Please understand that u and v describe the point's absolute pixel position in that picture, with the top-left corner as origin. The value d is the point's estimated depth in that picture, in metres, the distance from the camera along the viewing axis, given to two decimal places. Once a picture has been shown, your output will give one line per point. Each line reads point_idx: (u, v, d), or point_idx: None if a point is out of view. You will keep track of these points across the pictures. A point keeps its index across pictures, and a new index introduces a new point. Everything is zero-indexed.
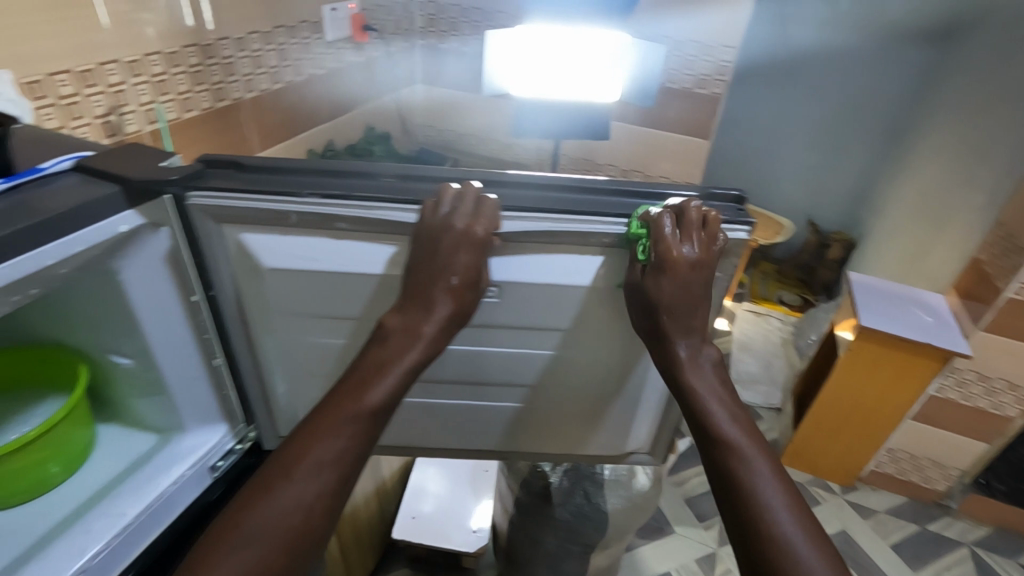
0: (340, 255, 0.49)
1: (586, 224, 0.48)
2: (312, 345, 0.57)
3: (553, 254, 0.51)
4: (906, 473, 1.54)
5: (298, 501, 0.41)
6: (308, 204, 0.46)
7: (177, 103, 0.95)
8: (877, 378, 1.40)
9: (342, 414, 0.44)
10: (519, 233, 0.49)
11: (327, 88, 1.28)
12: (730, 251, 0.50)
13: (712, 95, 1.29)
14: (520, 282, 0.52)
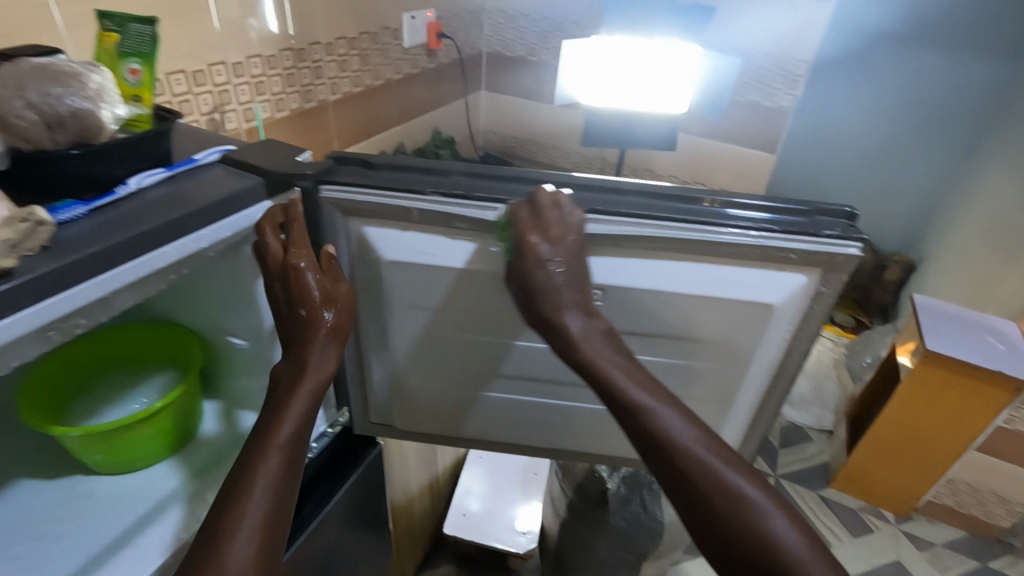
0: (452, 253, 0.52)
1: (698, 230, 0.49)
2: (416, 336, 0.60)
3: (660, 261, 0.52)
4: (967, 506, 1.49)
5: (253, 518, 0.43)
6: (434, 202, 0.49)
7: (271, 103, 1.01)
8: (940, 405, 1.37)
9: (261, 455, 0.46)
10: (633, 239, 0.51)
11: (402, 92, 1.33)
12: (838, 266, 0.50)
13: (780, 108, 1.29)
14: (627, 287, 0.54)
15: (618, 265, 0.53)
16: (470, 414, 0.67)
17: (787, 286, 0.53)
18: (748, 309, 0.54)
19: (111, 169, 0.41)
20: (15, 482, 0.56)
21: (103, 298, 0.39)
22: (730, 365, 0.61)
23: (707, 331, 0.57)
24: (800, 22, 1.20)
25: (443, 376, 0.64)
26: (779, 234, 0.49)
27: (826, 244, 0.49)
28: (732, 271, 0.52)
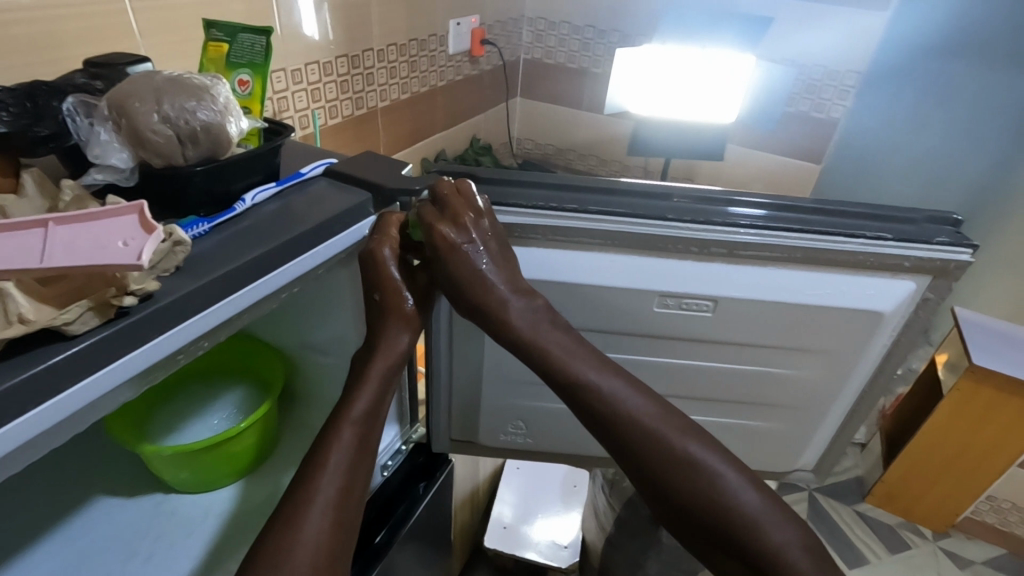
0: (557, 264, 0.53)
1: (818, 241, 0.49)
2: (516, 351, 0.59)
3: (765, 270, 0.51)
4: (1008, 524, 1.53)
5: (325, 497, 0.43)
6: (563, 217, 0.50)
7: (326, 110, 0.99)
8: (980, 424, 1.39)
9: (336, 433, 0.45)
10: (758, 252, 0.50)
11: (446, 100, 1.32)
12: (948, 273, 0.50)
13: (829, 119, 1.27)
14: (747, 301, 0.53)
15: (738, 275, 0.52)
16: (556, 424, 0.67)
17: (895, 294, 0.52)
18: (856, 317, 0.53)
19: (226, 185, 0.40)
20: (96, 500, 0.55)
21: (231, 320, 0.38)
22: (827, 374, 0.59)
23: (811, 340, 0.56)
24: (853, 33, 1.18)
25: (534, 390, 0.63)
26: (793, 231, 0.49)
27: (939, 252, 0.49)
28: (842, 279, 0.52)
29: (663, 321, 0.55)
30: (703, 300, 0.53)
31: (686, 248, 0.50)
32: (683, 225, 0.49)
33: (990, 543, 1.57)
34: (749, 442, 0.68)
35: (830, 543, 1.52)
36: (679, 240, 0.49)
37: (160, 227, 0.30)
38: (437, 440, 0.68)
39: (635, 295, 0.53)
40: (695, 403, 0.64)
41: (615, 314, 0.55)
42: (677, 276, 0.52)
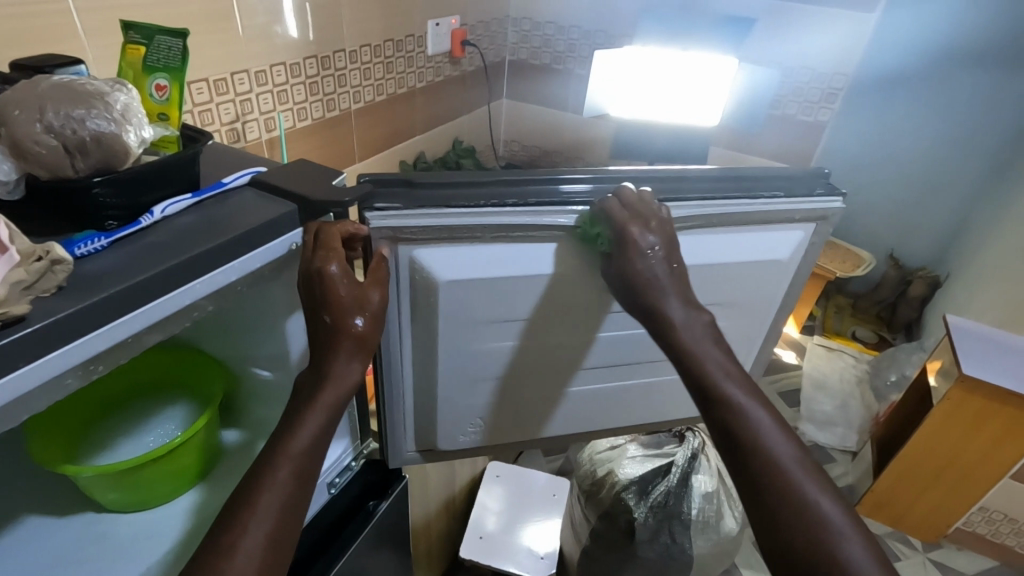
0: (506, 263, 0.50)
1: (727, 205, 0.52)
2: (471, 352, 0.56)
3: (692, 237, 0.54)
4: (1000, 535, 1.50)
5: (250, 547, 0.39)
6: (512, 212, 0.47)
7: (293, 113, 0.97)
8: (973, 432, 1.36)
9: (268, 477, 0.41)
10: (669, 220, 0.52)
11: (427, 102, 1.30)
12: (828, 220, 0.56)
13: (817, 122, 1.24)
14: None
15: None
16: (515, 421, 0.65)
17: (786, 243, 0.57)
18: (754, 270, 0.58)
19: (133, 196, 0.38)
20: (23, 520, 0.53)
21: (131, 341, 0.36)
22: (740, 322, 0.64)
23: (725, 294, 0.60)
24: (840, 35, 1.15)
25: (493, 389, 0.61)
26: (633, 205, 0.48)
27: (821, 203, 0.54)
28: (738, 240, 0.56)
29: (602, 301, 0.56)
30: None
31: (629, 232, 0.50)
32: (612, 204, 0.49)
33: (983, 555, 1.55)
34: (685, 395, 0.70)
35: None
36: (622, 224, 0.49)
37: (14, 249, 0.31)
38: (395, 456, 0.63)
39: (579, 276, 0.53)
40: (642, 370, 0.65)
41: (563, 311, 0.56)
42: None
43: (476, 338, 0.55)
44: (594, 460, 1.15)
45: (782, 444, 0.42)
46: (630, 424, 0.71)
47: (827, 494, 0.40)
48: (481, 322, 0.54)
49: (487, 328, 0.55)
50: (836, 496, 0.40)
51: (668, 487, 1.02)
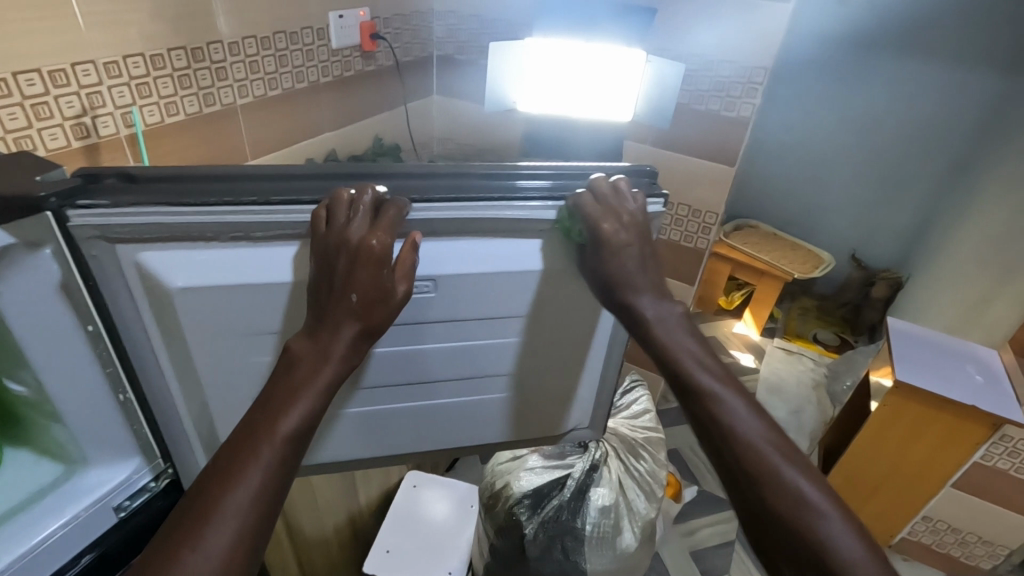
0: (262, 265, 0.47)
1: (524, 210, 0.52)
2: (241, 366, 0.52)
3: (491, 242, 0.54)
4: (944, 545, 1.53)
5: (219, 542, 0.39)
6: (248, 212, 0.43)
7: (160, 107, 0.92)
8: (915, 437, 1.40)
9: (256, 449, 0.43)
10: (467, 224, 0.52)
11: (333, 97, 1.25)
12: (645, 225, 0.57)
13: (740, 118, 1.19)
14: (460, 277, 0.54)
15: (462, 249, 0.54)
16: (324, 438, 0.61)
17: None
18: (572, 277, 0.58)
19: None
20: None
21: None
22: (568, 330, 0.62)
23: (537, 303, 0.59)
24: (758, 27, 1.10)
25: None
26: (403, 201, 0.49)
27: (633, 205, 0.55)
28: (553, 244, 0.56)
29: None
30: (423, 280, 0.54)
31: (403, 230, 0.51)
32: (398, 205, 0.49)
33: (929, 565, 1.59)
34: (518, 404, 0.68)
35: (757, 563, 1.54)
36: (393, 223, 0.50)
37: None
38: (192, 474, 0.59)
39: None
40: (459, 383, 0.65)
41: None
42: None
43: (247, 349, 0.51)
44: (494, 473, 1.09)
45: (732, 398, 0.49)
46: (473, 435, 0.69)
47: (766, 427, 0.48)
48: (264, 333, 0.50)
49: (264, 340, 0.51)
50: (815, 477, 0.46)
51: (561, 501, 0.98)
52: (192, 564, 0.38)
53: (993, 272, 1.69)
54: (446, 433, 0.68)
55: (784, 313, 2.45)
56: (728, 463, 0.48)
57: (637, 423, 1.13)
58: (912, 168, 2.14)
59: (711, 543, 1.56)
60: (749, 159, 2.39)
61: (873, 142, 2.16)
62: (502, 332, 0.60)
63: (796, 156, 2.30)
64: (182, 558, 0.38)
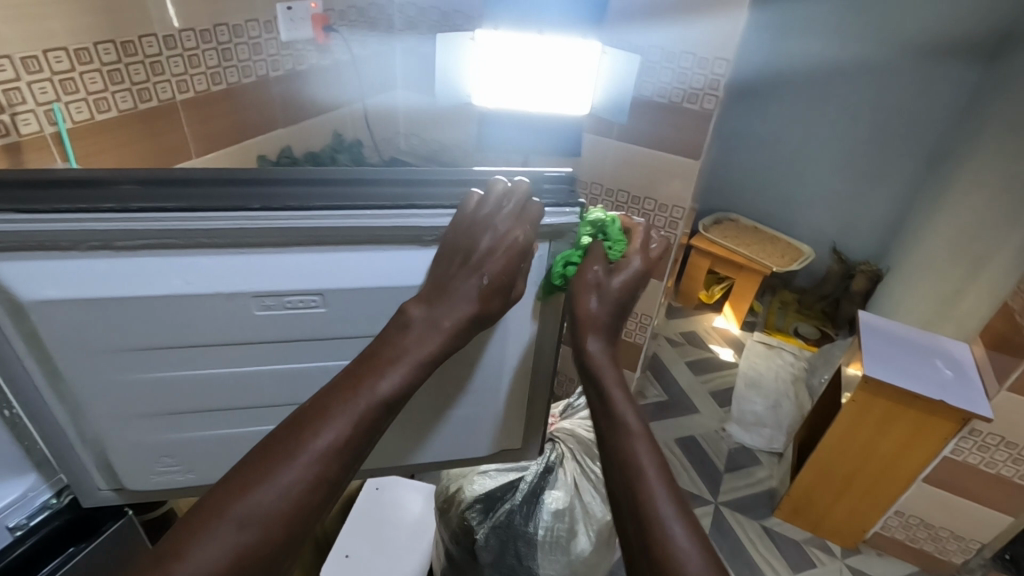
0: (128, 277, 0.44)
1: (418, 218, 0.49)
2: (135, 380, 0.50)
3: (389, 255, 0.50)
4: (917, 540, 1.53)
5: (299, 480, 0.44)
6: (103, 219, 0.42)
7: (88, 103, 0.88)
8: (884, 433, 1.38)
9: (351, 402, 0.48)
10: (354, 234, 0.48)
11: (285, 93, 1.20)
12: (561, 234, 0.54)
13: (703, 111, 1.16)
14: (350, 290, 0.50)
15: (358, 263, 0.49)
16: (228, 455, 0.58)
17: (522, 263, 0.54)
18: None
19: None
20: None
21: None
22: (482, 342, 0.59)
23: None
24: (716, 16, 1.07)
25: (175, 420, 0.54)
26: (280, 210, 0.45)
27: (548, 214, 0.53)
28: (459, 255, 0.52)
29: (272, 325, 0.50)
30: (307, 295, 0.49)
31: (277, 244, 0.46)
32: (270, 213, 0.45)
33: (903, 560, 1.58)
34: (446, 418, 0.65)
35: (729, 562, 1.54)
36: (262, 233, 0.45)
37: None
38: (88, 495, 0.57)
39: (219, 299, 0.47)
40: None
41: (236, 334, 0.49)
42: (261, 272, 0.47)
43: (124, 365, 0.49)
44: (449, 477, 1.06)
45: (653, 474, 0.50)
46: (401, 447, 0.67)
47: (677, 516, 0.48)
48: (139, 349, 0.48)
49: (140, 355, 0.48)
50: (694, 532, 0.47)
51: (512, 505, 0.96)
52: (268, 494, 0.43)
53: (967, 264, 1.67)
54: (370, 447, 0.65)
55: (765, 307, 2.43)
56: (620, 493, 0.51)
57: (594, 423, 1.11)
58: (888, 160, 2.13)
59: None
60: (729, 152, 2.36)
61: (852, 134, 2.14)
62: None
63: (773, 150, 2.28)
64: (265, 481, 0.44)
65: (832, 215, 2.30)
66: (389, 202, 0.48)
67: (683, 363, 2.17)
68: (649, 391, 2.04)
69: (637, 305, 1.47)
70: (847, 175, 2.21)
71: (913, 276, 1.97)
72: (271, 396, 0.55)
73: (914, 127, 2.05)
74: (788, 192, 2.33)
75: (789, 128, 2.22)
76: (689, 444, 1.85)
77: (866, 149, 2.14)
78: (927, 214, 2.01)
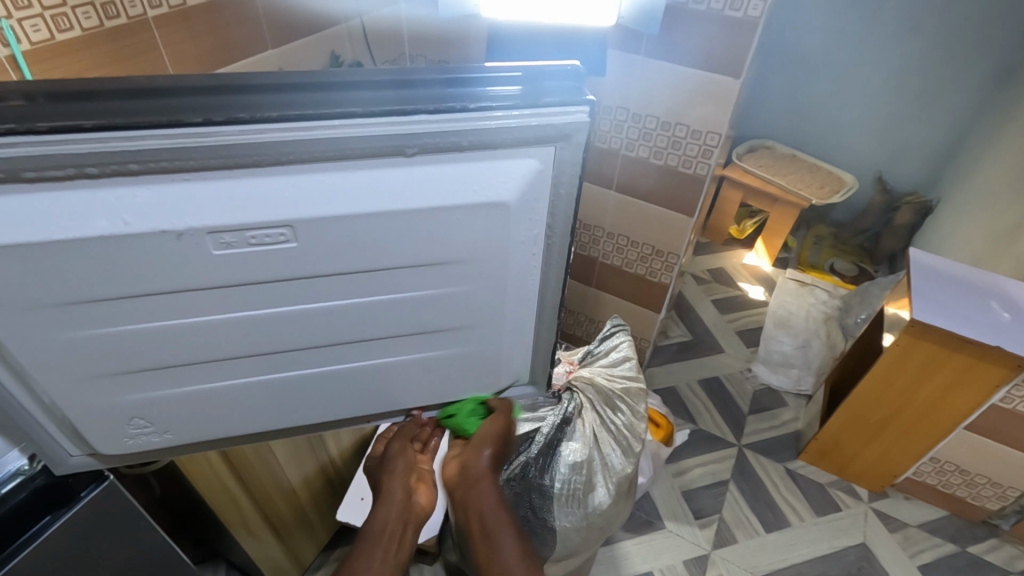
0: (61, 217, 0.39)
1: (394, 124, 0.41)
2: (87, 337, 0.46)
3: (370, 179, 0.43)
4: (950, 486, 1.47)
5: None
6: (2, 144, 0.35)
7: (46, 20, 0.76)
8: (923, 378, 1.30)
9: None
10: (324, 151, 0.40)
11: (274, 7, 1.06)
12: (569, 139, 0.45)
13: (748, 20, 1.01)
14: (323, 221, 0.43)
15: (336, 188, 0.43)
16: (192, 407, 0.55)
17: (517, 176, 0.46)
18: (480, 215, 0.47)
19: None
20: None
21: None
22: (489, 280, 0.53)
23: (441, 251, 0.49)
24: None
25: (140, 380, 0.51)
26: (229, 124, 0.38)
27: (551, 114, 0.43)
28: (453, 171, 0.44)
29: (235, 265, 0.44)
30: (273, 228, 0.42)
31: (227, 165, 0.39)
32: (214, 128, 0.38)
33: (931, 503, 1.54)
34: (446, 365, 0.61)
35: (751, 505, 1.51)
36: (210, 153, 0.38)
37: None
38: (58, 463, 0.55)
39: (168, 239, 0.41)
40: (373, 346, 0.56)
41: (197, 279, 0.44)
42: (226, 203, 0.41)
43: (73, 323, 0.45)
44: None
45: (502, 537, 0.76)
46: (399, 398, 0.62)
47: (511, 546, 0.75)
48: (87, 303, 0.44)
49: (81, 310, 0.44)
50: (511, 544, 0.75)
51: (527, 458, 0.90)
52: None
53: None
54: (365, 398, 0.61)
55: (800, 242, 2.29)
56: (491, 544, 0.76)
57: (616, 371, 1.02)
58: (950, 75, 1.91)
59: (702, 483, 1.54)
60: (769, 71, 2.14)
61: (910, 48, 1.91)
62: (397, 283, 0.51)
63: (816, 66, 2.07)
64: None
65: (879, 140, 2.11)
66: (358, 107, 0.40)
67: (708, 300, 2.08)
68: (672, 330, 1.98)
69: (662, 242, 1.37)
70: (900, 95, 2.00)
71: (968, 207, 1.80)
72: (240, 346, 0.51)
73: (984, 34, 1.81)
74: (831, 114, 2.14)
75: (839, 40, 1.99)
76: (712, 386, 1.80)
77: (924, 66, 1.92)
78: (990, 137, 1.81)
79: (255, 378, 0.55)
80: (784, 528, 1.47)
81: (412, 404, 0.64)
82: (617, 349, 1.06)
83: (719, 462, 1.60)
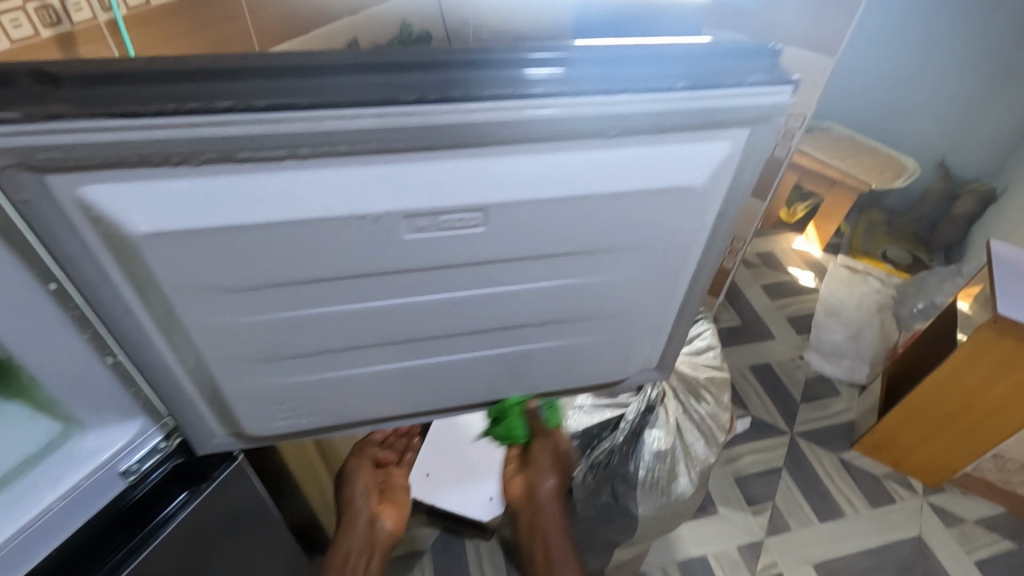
0: (275, 204, 0.42)
1: (595, 104, 0.41)
2: (258, 302, 0.50)
3: (556, 164, 0.44)
4: (1011, 484, 1.44)
5: None
6: (220, 121, 0.37)
7: None
8: (997, 375, 1.26)
9: None
10: (534, 132, 0.41)
11: None
12: (766, 119, 0.45)
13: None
14: (512, 206, 0.45)
15: (529, 176, 0.44)
16: (348, 376, 0.60)
17: (705, 159, 0.47)
18: (666, 198, 0.49)
19: None
20: None
21: None
22: (640, 264, 0.54)
23: (612, 233, 0.50)
24: None
25: (314, 357, 0.56)
26: (442, 104, 0.39)
27: (753, 93, 0.42)
28: (655, 150, 0.45)
29: (424, 248, 0.47)
30: (467, 213, 0.45)
31: (434, 144, 0.40)
32: (423, 108, 0.38)
33: (988, 499, 1.52)
34: (576, 350, 0.64)
35: (804, 493, 1.50)
36: (417, 132, 0.40)
37: None
38: (200, 441, 0.61)
39: (366, 222, 0.44)
40: (525, 330, 0.60)
41: (381, 261, 0.47)
42: (414, 185, 0.42)
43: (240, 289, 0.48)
44: None
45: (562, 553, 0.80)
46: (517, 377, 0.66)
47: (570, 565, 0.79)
48: (279, 283, 0.48)
49: (263, 291, 0.49)
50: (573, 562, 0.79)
51: (612, 445, 0.91)
52: None
53: None
54: (494, 377, 0.65)
55: (852, 228, 2.23)
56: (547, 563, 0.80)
57: (699, 360, 1.00)
58: None
59: (754, 470, 1.53)
60: None
61: (988, 26, 1.82)
62: (562, 270, 0.53)
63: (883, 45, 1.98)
64: None
65: (945, 124, 2.02)
66: (570, 87, 0.40)
67: (758, 286, 2.04)
68: (722, 315, 1.94)
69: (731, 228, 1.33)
70: (971, 76, 1.92)
71: None
72: (403, 329, 0.56)
73: None
74: (896, 95, 2.05)
75: (910, 18, 1.91)
76: (762, 372, 1.78)
77: (1000, 46, 1.84)
78: None
79: (407, 360, 0.60)
80: (837, 517, 1.46)
81: (537, 386, 0.68)
82: (701, 337, 1.04)
83: (770, 450, 1.58)
